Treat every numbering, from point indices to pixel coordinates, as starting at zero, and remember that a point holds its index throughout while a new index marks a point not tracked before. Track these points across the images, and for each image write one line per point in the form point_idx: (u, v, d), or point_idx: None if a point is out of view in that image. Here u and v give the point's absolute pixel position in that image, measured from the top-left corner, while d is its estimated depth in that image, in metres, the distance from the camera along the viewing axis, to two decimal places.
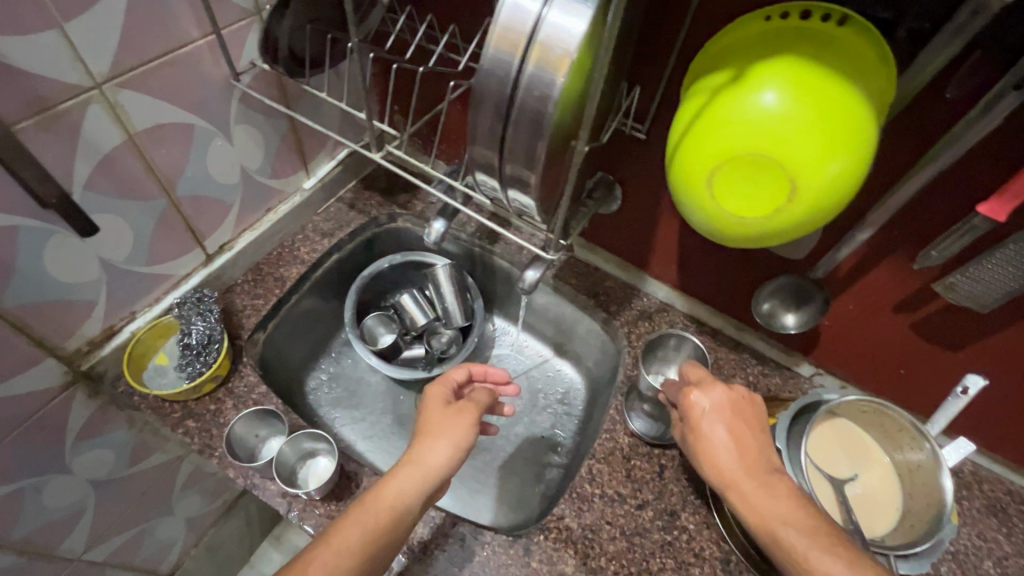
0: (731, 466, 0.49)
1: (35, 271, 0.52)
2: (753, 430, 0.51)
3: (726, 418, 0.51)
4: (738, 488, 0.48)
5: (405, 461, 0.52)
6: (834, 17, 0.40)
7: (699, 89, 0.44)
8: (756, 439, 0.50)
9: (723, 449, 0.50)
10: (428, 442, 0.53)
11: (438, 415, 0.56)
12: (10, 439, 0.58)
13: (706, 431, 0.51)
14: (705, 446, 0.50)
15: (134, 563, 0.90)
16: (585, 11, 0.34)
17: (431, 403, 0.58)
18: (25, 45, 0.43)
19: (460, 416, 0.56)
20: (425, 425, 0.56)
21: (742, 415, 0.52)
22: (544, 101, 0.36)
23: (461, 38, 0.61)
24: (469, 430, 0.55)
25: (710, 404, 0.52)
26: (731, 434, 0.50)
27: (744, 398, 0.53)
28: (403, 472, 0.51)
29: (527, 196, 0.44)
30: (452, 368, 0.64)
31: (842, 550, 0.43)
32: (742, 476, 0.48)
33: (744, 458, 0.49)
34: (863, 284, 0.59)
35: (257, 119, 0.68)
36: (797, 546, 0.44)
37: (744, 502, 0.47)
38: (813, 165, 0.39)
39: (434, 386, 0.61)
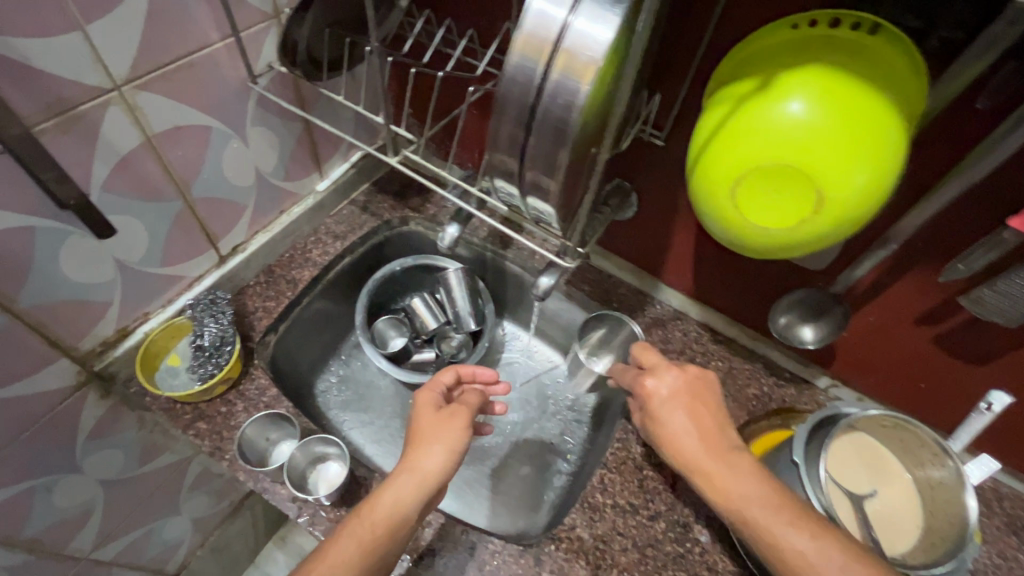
0: (691, 448, 0.51)
1: (51, 271, 0.52)
2: (711, 412, 0.53)
3: (682, 402, 0.54)
4: (699, 468, 0.50)
5: (399, 470, 0.52)
6: (864, 26, 0.39)
7: (722, 97, 0.43)
8: (715, 420, 0.53)
9: (682, 432, 0.52)
10: (421, 450, 0.53)
11: (429, 422, 0.56)
12: (23, 439, 0.58)
13: (666, 417, 0.54)
14: (666, 432, 0.53)
15: (141, 562, 0.90)
16: (613, 18, 0.34)
17: (421, 410, 0.58)
18: (47, 46, 0.43)
19: (450, 422, 0.56)
20: (416, 433, 0.55)
21: (701, 400, 0.54)
22: (568, 109, 0.36)
23: (478, 43, 0.61)
24: (461, 429, 0.55)
25: (667, 388, 0.56)
26: (690, 418, 0.53)
27: (702, 384, 0.56)
28: (398, 481, 0.51)
29: (546, 204, 0.43)
30: (439, 371, 0.64)
31: (797, 516, 0.45)
32: (702, 456, 0.50)
33: (704, 440, 0.51)
34: (885, 295, 0.58)
35: (272, 121, 0.68)
36: (757, 519, 0.46)
37: (706, 481, 0.49)
38: (841, 176, 0.38)
39: (423, 392, 0.60)
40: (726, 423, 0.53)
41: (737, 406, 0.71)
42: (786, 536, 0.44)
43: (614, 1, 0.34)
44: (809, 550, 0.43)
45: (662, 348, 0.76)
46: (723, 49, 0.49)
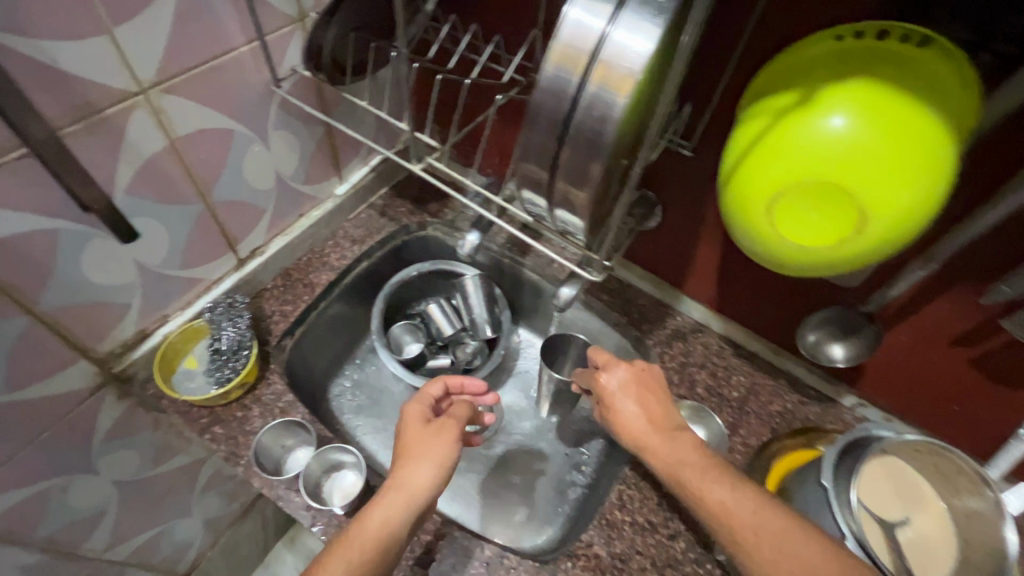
0: (636, 425, 0.55)
1: (73, 273, 0.52)
2: (656, 395, 0.58)
3: (633, 392, 0.58)
4: (644, 443, 0.54)
5: (387, 489, 0.52)
6: (913, 39, 0.38)
7: (759, 110, 0.42)
8: (661, 404, 0.57)
9: (626, 412, 0.57)
10: (409, 467, 0.53)
11: (415, 437, 0.55)
12: (41, 440, 0.58)
13: (615, 400, 0.58)
14: (614, 414, 0.57)
15: (152, 562, 0.90)
16: (654, 29, 0.33)
17: (408, 425, 0.57)
18: (75, 49, 0.43)
19: (437, 438, 0.55)
20: (403, 449, 0.55)
21: (646, 387, 0.58)
22: (603, 121, 0.35)
23: (504, 49, 0.60)
24: (450, 441, 0.55)
25: (616, 381, 0.59)
26: (636, 400, 0.57)
27: (648, 371, 0.60)
28: (386, 499, 0.50)
29: (575, 217, 0.42)
30: (427, 384, 0.63)
31: (732, 481, 0.48)
32: (646, 432, 0.54)
33: (650, 419, 0.55)
34: (921, 314, 0.56)
35: (294, 125, 0.67)
36: (691, 479, 0.49)
37: (650, 454, 0.53)
38: (885, 195, 0.37)
39: (410, 405, 0.60)
40: (670, 405, 0.58)
41: (759, 423, 0.70)
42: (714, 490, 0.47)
43: (655, 12, 0.33)
44: (731, 497, 0.46)
45: (683, 361, 0.75)
46: (758, 60, 0.48)
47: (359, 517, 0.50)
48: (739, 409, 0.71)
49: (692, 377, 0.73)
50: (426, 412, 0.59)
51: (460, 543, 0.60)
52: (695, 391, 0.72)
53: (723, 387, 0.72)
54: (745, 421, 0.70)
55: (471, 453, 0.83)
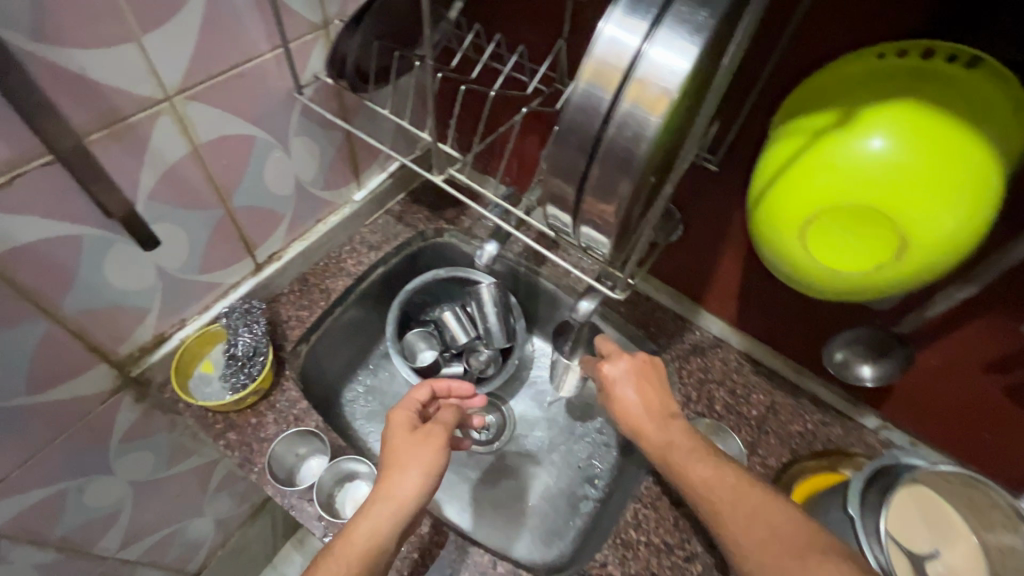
0: (632, 413, 0.57)
1: (95, 278, 0.52)
2: (656, 385, 0.60)
3: (633, 382, 0.60)
4: (640, 430, 0.56)
5: (373, 500, 0.51)
6: (961, 59, 0.36)
7: (794, 129, 0.40)
8: (658, 392, 0.59)
9: (625, 400, 0.58)
10: (394, 477, 0.52)
11: (400, 445, 0.54)
12: (59, 441, 0.58)
13: (614, 389, 0.60)
14: (613, 402, 0.59)
15: (164, 561, 0.90)
16: (691, 48, 0.32)
17: (393, 432, 0.56)
18: (104, 57, 0.43)
19: (422, 447, 0.54)
20: (389, 458, 0.54)
21: (645, 376, 0.60)
22: (636, 140, 0.34)
23: (528, 59, 0.59)
24: (435, 446, 0.54)
25: (619, 372, 0.60)
26: (635, 389, 0.59)
27: (648, 362, 0.62)
28: (372, 511, 0.50)
29: (601, 235, 0.41)
30: (414, 388, 0.62)
31: (717, 463, 0.51)
32: (643, 419, 0.57)
33: (648, 408, 0.58)
34: (954, 339, 0.54)
35: (315, 131, 0.67)
36: (680, 465, 0.52)
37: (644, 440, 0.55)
38: (925, 222, 0.36)
39: (396, 411, 0.58)
40: (668, 394, 0.59)
41: (779, 443, 0.68)
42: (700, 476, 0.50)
43: (693, 29, 0.32)
44: (712, 481, 0.50)
45: (701, 377, 0.73)
46: (791, 75, 0.47)
47: (347, 530, 0.49)
48: (758, 428, 0.69)
49: (711, 394, 0.72)
50: (411, 418, 0.57)
51: (472, 558, 0.59)
52: (713, 408, 0.70)
53: (742, 405, 0.71)
54: (764, 441, 0.68)
55: (482, 463, 0.83)
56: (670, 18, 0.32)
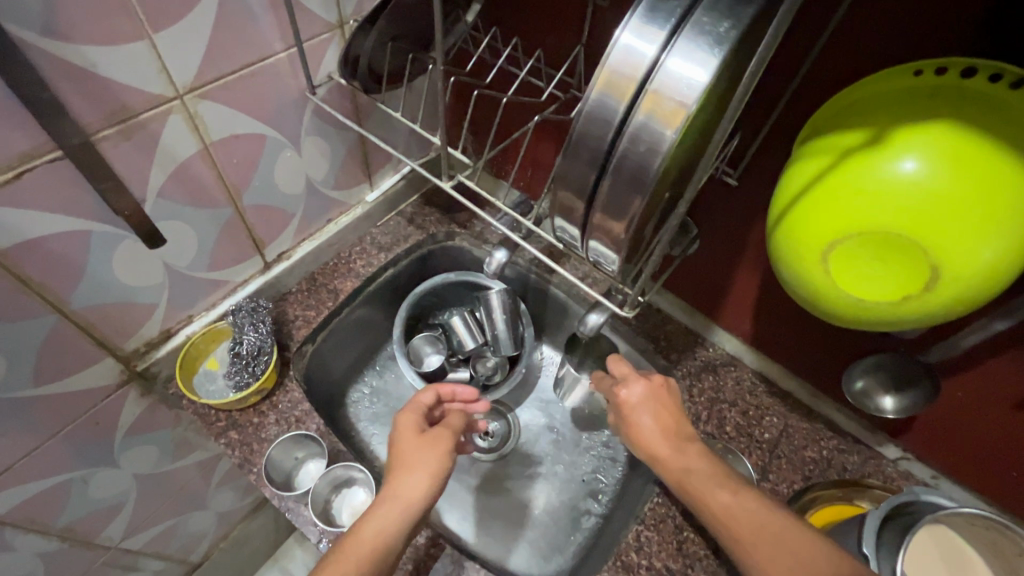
0: (649, 440, 0.55)
1: (102, 274, 0.52)
2: (674, 410, 0.57)
3: (651, 406, 0.57)
4: (655, 456, 0.54)
5: (380, 499, 0.50)
6: (1006, 78, 0.33)
7: (819, 147, 0.38)
8: (675, 414, 0.57)
9: (642, 424, 0.56)
10: (402, 476, 0.51)
11: (407, 447, 0.53)
12: (64, 433, 0.58)
13: (631, 413, 0.57)
14: (629, 426, 0.57)
15: (166, 552, 0.91)
16: (711, 60, 0.30)
17: (401, 432, 0.55)
18: (115, 54, 0.43)
19: (426, 451, 0.53)
20: (396, 458, 0.53)
21: (662, 400, 0.57)
22: (649, 156, 0.32)
23: (544, 63, 0.58)
24: (442, 450, 0.53)
25: (636, 397, 0.58)
26: (653, 415, 0.56)
27: (665, 385, 0.59)
28: (380, 510, 0.48)
29: (610, 250, 0.39)
30: (419, 392, 0.60)
31: (735, 487, 0.49)
32: (661, 447, 0.54)
33: (663, 431, 0.55)
34: (984, 372, 0.51)
35: (327, 131, 0.66)
36: (700, 493, 0.49)
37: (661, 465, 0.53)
38: (961, 252, 0.33)
39: (403, 413, 0.57)
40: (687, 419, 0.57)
41: (791, 468, 0.65)
42: (723, 504, 0.48)
43: (713, 41, 0.30)
44: (735, 506, 0.47)
45: (713, 397, 0.71)
46: (819, 89, 0.44)
47: (354, 528, 0.48)
48: (770, 452, 0.67)
49: (722, 414, 0.69)
50: (418, 420, 0.56)
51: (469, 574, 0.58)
52: (724, 429, 0.68)
53: (754, 427, 0.68)
54: (776, 465, 0.66)
55: (484, 472, 0.81)
56: (690, 28, 0.30)
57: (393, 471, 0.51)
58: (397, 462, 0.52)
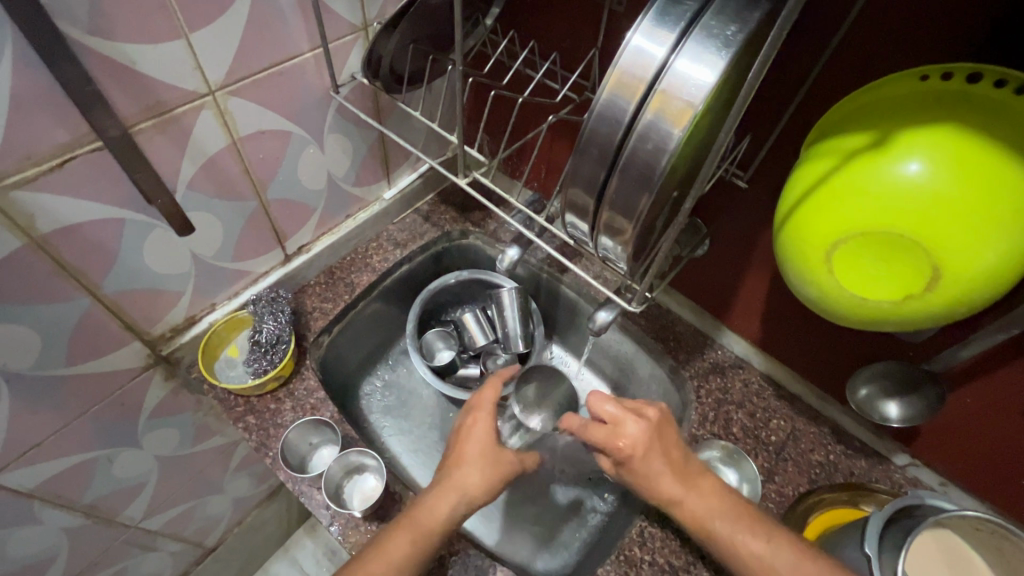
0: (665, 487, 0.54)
1: (134, 261, 0.55)
2: (678, 444, 0.56)
3: (659, 447, 0.55)
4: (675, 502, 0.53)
5: (445, 486, 0.53)
6: (1011, 83, 0.34)
7: (826, 149, 0.39)
8: (679, 446, 0.56)
9: (648, 466, 0.54)
10: (468, 472, 0.54)
11: (477, 444, 0.56)
12: (93, 412, 0.61)
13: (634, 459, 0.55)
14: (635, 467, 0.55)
15: (183, 534, 0.94)
16: (717, 62, 0.31)
17: (474, 429, 0.58)
18: (153, 52, 0.45)
19: (496, 460, 0.56)
20: (466, 448, 0.56)
21: (667, 438, 0.55)
22: (657, 154, 0.33)
23: (560, 66, 0.59)
24: (506, 477, 0.56)
25: (636, 436, 0.55)
26: (658, 459, 0.54)
27: (664, 424, 0.56)
28: (448, 496, 0.52)
29: (618, 246, 0.41)
30: (487, 388, 0.61)
31: (766, 532, 0.50)
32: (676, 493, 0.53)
33: (673, 467, 0.54)
34: (992, 378, 0.52)
35: (348, 129, 0.69)
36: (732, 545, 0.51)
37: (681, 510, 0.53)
38: (963, 253, 0.34)
39: (479, 415, 0.59)
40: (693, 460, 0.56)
41: (797, 471, 0.66)
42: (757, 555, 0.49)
43: (720, 44, 0.31)
44: (769, 557, 0.49)
45: (720, 398, 0.71)
46: (829, 92, 0.45)
47: (422, 505, 0.52)
48: (776, 455, 0.67)
49: (728, 416, 0.70)
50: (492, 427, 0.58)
51: (474, 562, 0.59)
52: (730, 430, 0.69)
53: (761, 430, 0.69)
54: (781, 468, 0.66)
55: None
56: (698, 31, 0.32)
57: (459, 464, 0.55)
58: (464, 455, 0.56)
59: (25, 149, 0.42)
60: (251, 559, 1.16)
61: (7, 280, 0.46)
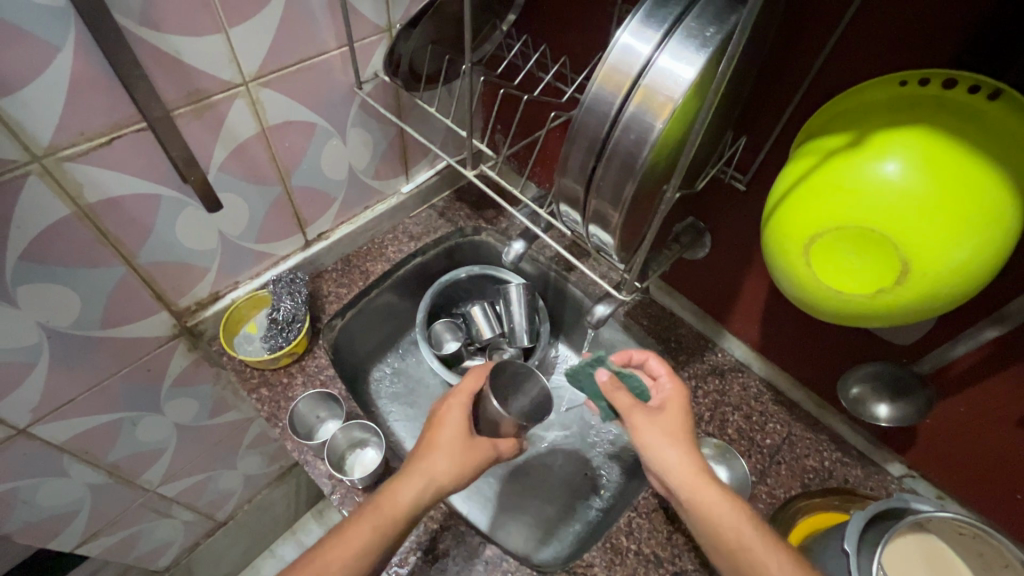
0: (680, 468, 0.52)
1: (167, 234, 0.60)
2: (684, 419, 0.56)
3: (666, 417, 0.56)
4: (686, 494, 0.51)
5: (412, 471, 0.55)
6: (984, 90, 0.36)
7: (810, 149, 0.41)
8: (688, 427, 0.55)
9: (675, 425, 0.55)
10: (442, 458, 0.55)
11: (454, 431, 0.58)
12: (121, 374, 0.66)
13: (662, 418, 0.56)
14: (662, 422, 0.55)
15: (196, 504, 0.98)
16: (697, 59, 0.35)
17: (449, 417, 0.59)
18: (195, 44, 0.50)
19: (449, 444, 0.57)
20: (442, 436, 0.57)
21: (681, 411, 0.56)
22: (639, 144, 0.37)
23: (570, 69, 0.63)
24: (479, 465, 0.58)
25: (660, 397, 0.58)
26: (683, 426, 0.55)
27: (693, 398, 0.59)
28: (418, 481, 0.54)
29: (606, 234, 0.44)
30: (469, 374, 0.64)
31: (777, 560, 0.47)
32: (691, 484, 0.51)
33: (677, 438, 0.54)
34: (982, 387, 0.52)
35: (370, 124, 0.73)
36: (743, 552, 0.48)
37: (690, 502, 0.51)
38: (934, 247, 0.35)
39: (450, 401, 0.61)
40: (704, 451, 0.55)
41: (790, 475, 0.66)
42: (769, 567, 0.46)
43: (700, 44, 0.35)
44: None
45: (717, 399, 0.72)
46: (822, 94, 0.47)
47: (387, 490, 0.53)
48: (769, 457, 0.68)
49: (724, 417, 0.71)
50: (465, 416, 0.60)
51: (465, 538, 0.62)
52: (725, 430, 0.70)
53: (756, 432, 0.69)
54: (774, 470, 0.66)
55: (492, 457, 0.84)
56: (681, 32, 0.35)
57: (436, 447, 0.56)
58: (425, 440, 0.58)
59: (79, 126, 0.47)
60: (258, 538, 1.20)
61: (54, 244, 0.51)
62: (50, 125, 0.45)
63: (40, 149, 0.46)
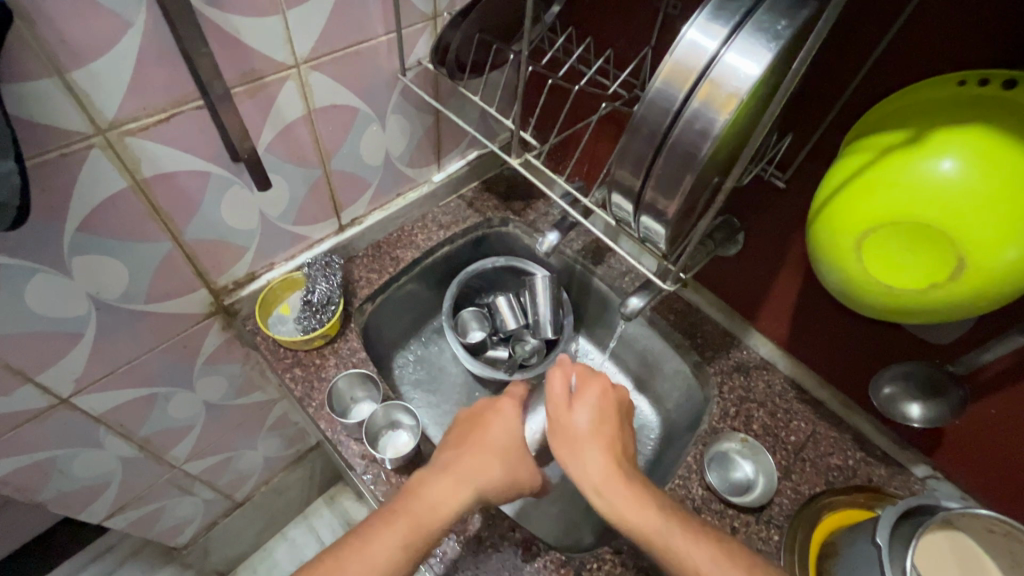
0: (589, 470, 0.56)
1: (213, 212, 0.60)
2: (612, 419, 0.61)
3: (593, 417, 0.60)
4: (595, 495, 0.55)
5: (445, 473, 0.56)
6: None
7: (865, 145, 0.42)
8: (612, 428, 0.60)
9: (580, 424, 0.59)
10: (480, 462, 0.57)
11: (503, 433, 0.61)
12: (160, 349, 0.67)
13: (572, 419, 0.60)
14: (569, 424, 0.60)
15: (217, 483, 0.99)
16: (764, 54, 0.35)
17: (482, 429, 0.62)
18: (255, 25, 0.51)
19: (480, 451, 0.59)
20: (485, 435, 0.60)
21: (607, 414, 0.61)
22: (702, 136, 0.38)
23: (613, 63, 0.64)
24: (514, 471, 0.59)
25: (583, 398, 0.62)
26: (596, 426, 0.59)
27: (612, 399, 0.62)
28: (450, 483, 0.55)
29: (659, 224, 0.44)
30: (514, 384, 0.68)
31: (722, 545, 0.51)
32: (604, 485, 0.55)
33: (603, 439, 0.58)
34: (1016, 388, 0.53)
35: (409, 111, 0.74)
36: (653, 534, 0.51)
37: (609, 497, 0.54)
38: (990, 244, 0.36)
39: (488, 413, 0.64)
40: (631, 461, 0.58)
41: (815, 472, 0.67)
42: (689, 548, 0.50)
43: (770, 38, 0.35)
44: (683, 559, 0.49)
45: (742, 395, 0.73)
46: (873, 91, 0.47)
47: (420, 490, 0.54)
48: (794, 454, 0.68)
49: (749, 413, 0.71)
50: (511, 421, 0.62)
51: (494, 521, 0.63)
52: (751, 426, 0.70)
53: (781, 429, 0.70)
54: (799, 467, 0.67)
55: None
56: (750, 26, 0.36)
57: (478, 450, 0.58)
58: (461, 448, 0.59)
59: (142, 100, 0.48)
60: (271, 520, 1.22)
61: (109, 217, 0.52)
62: (116, 99, 0.46)
63: (104, 123, 0.47)
